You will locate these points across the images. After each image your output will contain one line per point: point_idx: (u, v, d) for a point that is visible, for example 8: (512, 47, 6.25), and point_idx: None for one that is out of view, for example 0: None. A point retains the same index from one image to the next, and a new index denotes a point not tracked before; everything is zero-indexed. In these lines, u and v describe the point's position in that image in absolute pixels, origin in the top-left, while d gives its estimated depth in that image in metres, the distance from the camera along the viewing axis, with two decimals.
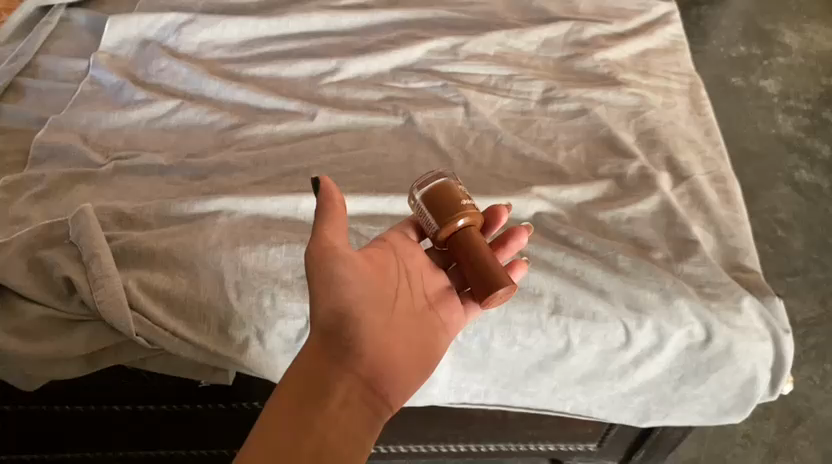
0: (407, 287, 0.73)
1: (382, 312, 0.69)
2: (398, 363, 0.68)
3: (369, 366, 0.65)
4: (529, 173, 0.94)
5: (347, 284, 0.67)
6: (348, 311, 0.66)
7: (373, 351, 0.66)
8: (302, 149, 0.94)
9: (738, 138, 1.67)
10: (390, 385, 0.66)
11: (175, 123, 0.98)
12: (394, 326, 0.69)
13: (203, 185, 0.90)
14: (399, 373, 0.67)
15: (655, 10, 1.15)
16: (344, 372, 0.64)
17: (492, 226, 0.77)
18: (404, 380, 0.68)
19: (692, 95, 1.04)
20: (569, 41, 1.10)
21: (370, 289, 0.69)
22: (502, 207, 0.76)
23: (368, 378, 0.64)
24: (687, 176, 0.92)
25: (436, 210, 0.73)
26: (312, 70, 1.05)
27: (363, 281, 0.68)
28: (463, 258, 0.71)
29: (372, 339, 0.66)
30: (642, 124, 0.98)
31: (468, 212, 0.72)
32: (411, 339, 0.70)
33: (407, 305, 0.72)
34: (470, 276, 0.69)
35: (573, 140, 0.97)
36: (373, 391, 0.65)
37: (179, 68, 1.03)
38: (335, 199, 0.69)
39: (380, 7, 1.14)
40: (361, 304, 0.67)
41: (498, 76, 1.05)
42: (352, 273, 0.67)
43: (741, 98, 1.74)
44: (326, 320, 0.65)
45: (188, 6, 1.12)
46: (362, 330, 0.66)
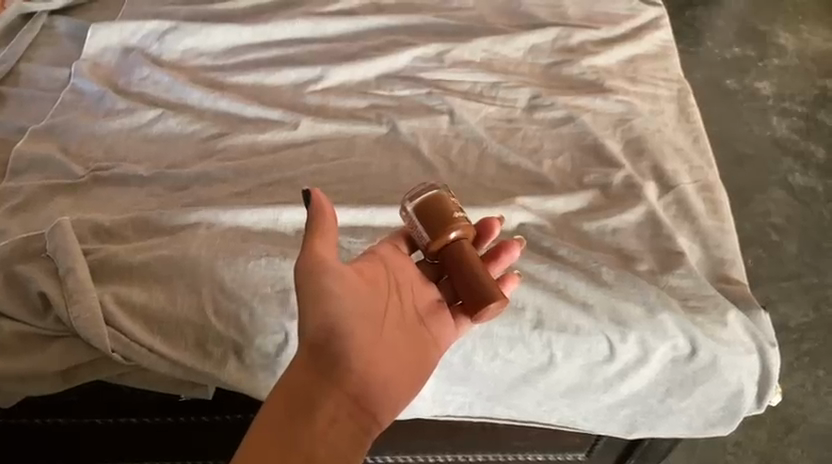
0: (401, 298, 0.68)
1: (376, 327, 0.64)
2: (392, 380, 0.62)
3: (358, 383, 0.59)
4: (514, 182, 0.93)
5: (336, 295, 0.62)
6: (339, 325, 0.61)
7: (364, 366, 0.60)
8: (285, 159, 0.93)
9: (732, 141, 1.65)
10: (383, 402, 0.61)
11: (156, 132, 0.97)
12: (387, 339, 0.63)
13: (183, 196, 0.89)
14: (394, 392, 0.62)
15: (644, 15, 1.14)
16: (332, 390, 0.58)
17: (484, 240, 0.74)
18: (399, 396, 0.62)
19: (680, 102, 1.03)
20: (557, 47, 1.09)
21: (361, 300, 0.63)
22: (494, 219, 0.74)
23: (360, 397, 0.59)
24: (674, 185, 0.91)
25: (429, 221, 0.69)
26: (296, 78, 1.04)
27: (357, 294, 0.63)
28: (454, 272, 0.67)
29: (361, 353, 0.61)
30: (629, 132, 0.97)
31: (460, 224, 0.69)
32: (405, 353, 0.64)
33: (401, 316, 0.67)
34: (461, 290, 0.66)
35: (559, 148, 0.96)
36: (365, 411, 0.59)
37: (162, 77, 1.02)
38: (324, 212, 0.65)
39: (366, 12, 1.13)
40: (350, 316, 0.61)
41: (484, 84, 1.04)
42: (340, 283, 0.62)
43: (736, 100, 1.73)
44: (315, 335, 0.60)
45: (171, 12, 1.10)
46: (355, 344, 0.60)
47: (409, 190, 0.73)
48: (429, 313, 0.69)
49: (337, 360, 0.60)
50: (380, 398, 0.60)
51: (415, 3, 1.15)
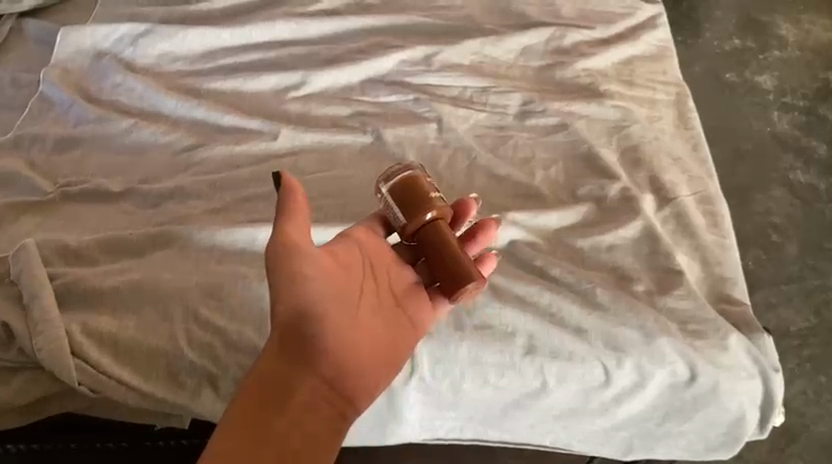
0: (378, 281, 0.68)
1: (351, 309, 0.65)
2: (366, 362, 0.63)
3: (335, 364, 0.61)
4: (505, 195, 0.88)
5: (312, 277, 0.63)
6: (313, 309, 0.62)
7: (338, 349, 0.61)
8: (263, 172, 0.88)
9: (732, 137, 1.61)
10: (358, 384, 0.62)
11: (127, 142, 0.91)
12: (363, 321, 0.65)
13: (155, 213, 0.84)
14: (369, 374, 0.63)
15: (641, 13, 1.09)
16: (309, 371, 0.59)
17: (461, 221, 0.74)
18: (374, 378, 0.63)
19: (678, 108, 0.98)
20: (550, 48, 1.04)
21: (335, 284, 0.64)
22: (471, 200, 0.74)
23: (334, 378, 0.60)
24: (672, 198, 0.87)
25: (404, 203, 0.69)
26: (276, 83, 0.99)
27: (330, 278, 0.64)
28: (432, 253, 0.67)
29: (336, 337, 0.62)
30: (625, 141, 0.93)
31: (436, 206, 0.68)
32: (380, 334, 0.65)
33: (377, 298, 0.67)
34: (438, 270, 0.66)
35: (551, 158, 0.92)
36: (340, 392, 0.60)
37: (135, 84, 0.97)
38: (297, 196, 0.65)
39: (350, 12, 1.07)
40: (324, 300, 0.62)
41: (474, 88, 0.99)
42: (314, 266, 0.63)
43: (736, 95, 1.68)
44: (289, 319, 0.61)
45: (146, 14, 1.05)
46: (329, 328, 0.61)
47: (384, 171, 0.73)
48: (405, 294, 0.69)
49: (313, 342, 0.61)
50: (355, 380, 0.62)
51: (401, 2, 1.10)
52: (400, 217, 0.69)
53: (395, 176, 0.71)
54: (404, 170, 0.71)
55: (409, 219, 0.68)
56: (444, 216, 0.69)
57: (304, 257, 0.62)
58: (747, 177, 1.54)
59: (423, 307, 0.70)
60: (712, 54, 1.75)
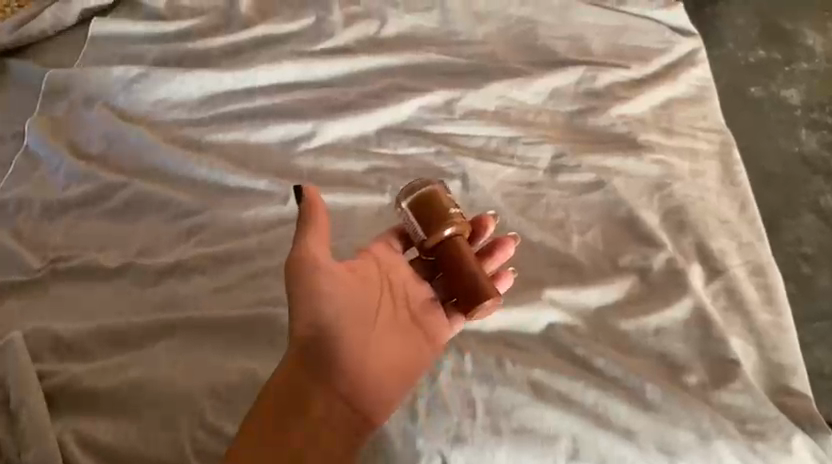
0: (391, 296, 0.69)
1: (365, 328, 0.66)
2: (380, 377, 0.65)
3: (348, 380, 0.63)
4: (539, 265, 0.80)
5: (329, 295, 0.64)
6: (329, 327, 0.64)
7: (354, 367, 0.64)
8: (272, 241, 0.80)
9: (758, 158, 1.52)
10: (372, 398, 0.64)
11: (121, 204, 0.83)
12: (376, 338, 0.66)
13: (155, 292, 0.76)
14: (383, 390, 0.65)
15: (678, 49, 1.00)
16: (323, 385, 0.62)
17: (479, 235, 0.75)
18: (387, 394, 0.65)
19: (723, 158, 0.90)
20: (581, 90, 0.95)
21: (352, 303, 0.66)
22: (489, 217, 0.75)
23: (349, 394, 0.63)
24: (722, 269, 0.79)
25: (424, 218, 0.69)
26: (284, 134, 0.91)
27: (346, 296, 0.66)
28: (449, 269, 0.68)
29: (351, 356, 0.64)
30: (668, 200, 0.85)
31: (455, 222, 0.69)
32: (393, 353, 0.67)
33: (392, 318, 0.68)
34: (455, 284, 0.67)
35: (587, 221, 0.84)
36: (354, 409, 0.63)
37: (129, 137, 0.88)
38: (316, 213, 0.67)
39: (362, 50, 0.99)
40: (339, 318, 0.64)
41: (500, 138, 0.91)
42: (331, 284, 0.65)
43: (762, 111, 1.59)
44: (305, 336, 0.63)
45: (141, 57, 0.97)
46: (345, 346, 0.64)
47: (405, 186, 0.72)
48: (422, 312, 0.70)
49: (329, 359, 0.63)
50: (371, 397, 0.64)
51: (417, 36, 1.01)
52: (420, 231, 0.69)
53: (416, 190, 0.71)
54: (424, 185, 0.71)
55: (428, 234, 0.69)
56: (463, 231, 0.70)
57: (321, 273, 0.64)
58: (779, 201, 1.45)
59: (438, 324, 0.70)
60: (735, 68, 1.67)
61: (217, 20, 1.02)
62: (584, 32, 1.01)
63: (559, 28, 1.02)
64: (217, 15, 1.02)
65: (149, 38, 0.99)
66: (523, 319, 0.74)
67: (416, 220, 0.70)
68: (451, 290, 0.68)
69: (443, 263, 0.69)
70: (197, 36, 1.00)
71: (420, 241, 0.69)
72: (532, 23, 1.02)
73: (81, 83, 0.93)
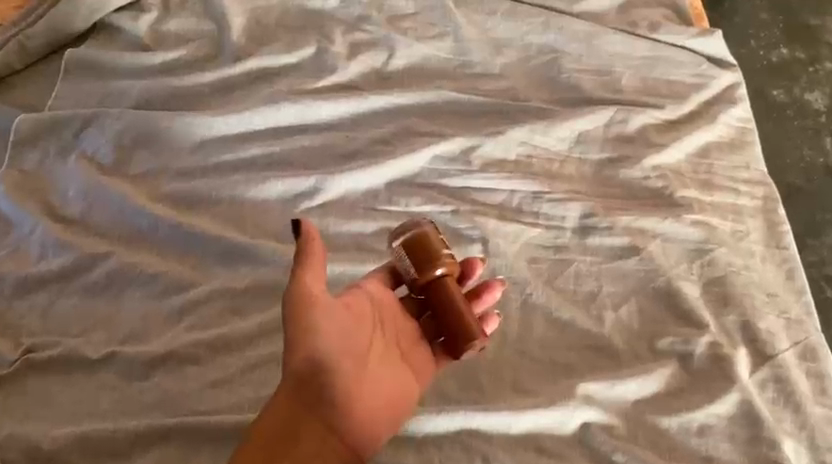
0: (386, 332, 0.66)
1: (360, 364, 0.63)
2: (371, 415, 0.62)
3: (343, 415, 0.61)
4: (570, 349, 0.73)
5: (328, 330, 0.61)
6: (327, 361, 0.61)
7: (348, 406, 0.61)
8: (274, 322, 0.72)
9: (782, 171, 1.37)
10: (362, 436, 0.61)
11: (102, 278, 0.74)
12: (370, 376, 0.63)
13: (145, 388, 0.68)
14: (374, 428, 0.62)
15: (717, 83, 0.91)
16: (317, 419, 0.60)
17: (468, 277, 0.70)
18: (376, 432, 0.62)
19: (767, 217, 0.82)
20: (610, 134, 0.86)
21: (346, 336, 0.62)
22: (477, 258, 0.71)
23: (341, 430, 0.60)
24: (771, 354, 0.72)
25: (416, 256, 0.65)
26: (284, 190, 0.81)
27: (342, 331, 0.62)
28: (438, 310, 0.65)
29: (346, 394, 0.61)
30: (709, 270, 0.77)
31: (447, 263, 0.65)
32: (386, 389, 0.63)
33: (381, 352, 0.65)
34: (444, 325, 0.65)
35: (621, 293, 0.76)
36: (343, 443, 0.60)
37: (110, 197, 0.79)
38: (314, 245, 0.62)
39: (368, 86, 0.89)
40: (337, 352, 0.61)
41: (523, 193, 0.82)
42: (328, 321, 0.61)
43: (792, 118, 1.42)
44: (301, 369, 0.60)
45: (122, 93, 0.87)
46: (341, 381, 0.61)
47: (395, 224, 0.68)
48: (408, 348, 0.67)
49: (324, 395, 0.60)
50: (363, 436, 0.61)
51: (428, 68, 0.91)
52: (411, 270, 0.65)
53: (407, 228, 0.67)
54: (412, 225, 0.67)
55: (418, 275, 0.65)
56: (454, 272, 0.66)
57: (317, 309, 0.60)
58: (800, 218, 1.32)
59: (426, 361, 0.67)
60: (758, 68, 1.49)
61: (205, 50, 0.91)
62: (612, 63, 0.92)
63: (585, 59, 0.92)
64: (205, 44, 0.92)
65: (129, 71, 0.89)
66: (555, 418, 0.67)
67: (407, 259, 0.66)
68: (441, 329, 0.66)
69: (432, 304, 0.65)
70: (184, 68, 0.90)
71: (411, 280, 0.65)
72: (556, 52, 0.93)
73: (56, 132, 0.83)
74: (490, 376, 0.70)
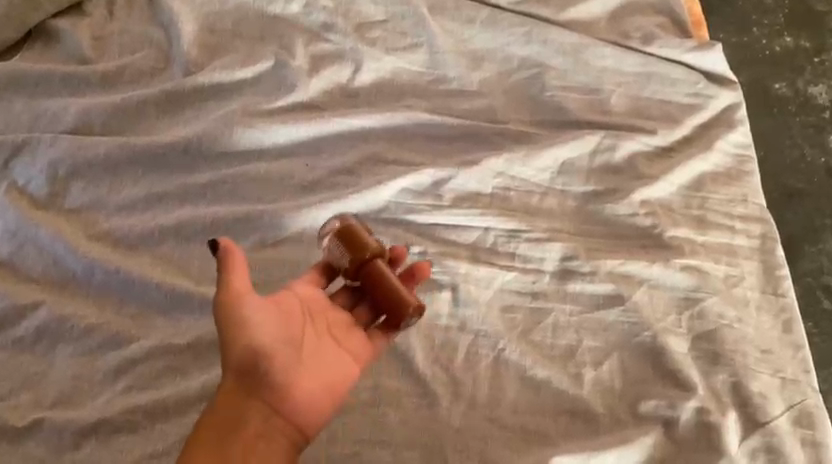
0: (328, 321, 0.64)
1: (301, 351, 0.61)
2: (317, 399, 0.60)
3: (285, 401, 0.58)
4: (545, 413, 0.66)
5: (261, 322, 0.59)
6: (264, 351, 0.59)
7: (288, 392, 0.59)
8: (218, 383, 0.65)
9: (781, 172, 1.18)
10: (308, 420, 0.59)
11: (31, 332, 0.67)
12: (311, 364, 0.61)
13: (74, 461, 0.61)
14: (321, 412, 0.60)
15: (714, 104, 0.85)
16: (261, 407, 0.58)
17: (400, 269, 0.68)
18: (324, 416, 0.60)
19: (764, 259, 0.76)
20: (596, 164, 0.79)
21: (278, 327, 0.60)
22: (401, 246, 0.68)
23: (286, 415, 0.58)
24: (764, 421, 0.66)
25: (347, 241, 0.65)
26: (236, 226, 0.74)
27: (276, 321, 0.60)
28: (374, 292, 0.64)
29: (286, 381, 0.59)
30: (699, 322, 0.71)
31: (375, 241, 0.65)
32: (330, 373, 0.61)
33: (316, 340, 0.63)
34: (380, 302, 0.64)
35: (603, 348, 0.70)
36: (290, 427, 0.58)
37: (41, 236, 0.71)
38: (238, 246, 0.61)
39: (332, 105, 0.83)
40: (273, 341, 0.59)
41: (498, 232, 0.75)
42: (260, 312, 0.60)
43: (789, 115, 1.23)
44: (239, 363, 0.58)
45: (57, 114, 0.79)
46: (281, 368, 0.59)
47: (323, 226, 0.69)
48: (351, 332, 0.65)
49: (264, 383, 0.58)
50: (308, 418, 0.59)
51: (398, 84, 0.84)
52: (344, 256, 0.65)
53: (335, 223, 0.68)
54: (338, 221, 0.68)
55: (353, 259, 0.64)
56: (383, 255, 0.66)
57: (247, 303, 0.59)
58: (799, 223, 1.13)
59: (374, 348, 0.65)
60: (755, 58, 1.29)
61: (153, 62, 0.83)
62: (600, 81, 0.85)
63: (570, 75, 0.85)
64: (154, 54, 0.84)
65: (67, 87, 0.81)
66: None
67: (338, 246, 0.66)
68: (379, 309, 0.64)
69: (366, 286, 0.65)
70: (129, 84, 0.82)
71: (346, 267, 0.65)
72: (539, 66, 0.86)
73: None
74: (455, 447, 0.64)
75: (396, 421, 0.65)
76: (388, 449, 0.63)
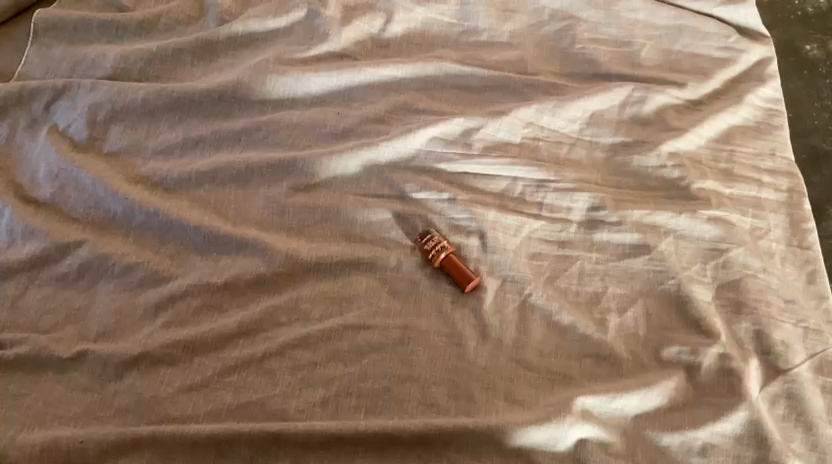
0: None
1: None
2: None
3: None
4: (570, 357, 0.68)
5: None
6: None
7: None
8: (254, 320, 0.68)
9: (806, 133, 0.91)
10: None
11: (74, 268, 0.70)
12: None
13: (116, 390, 0.64)
14: None
15: (746, 58, 0.86)
16: None
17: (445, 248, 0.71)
18: None
19: (791, 212, 0.76)
20: (625, 115, 0.81)
21: None
22: (434, 237, 0.71)
23: None
24: (785, 368, 0.66)
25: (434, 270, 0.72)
26: (271, 171, 0.76)
27: None
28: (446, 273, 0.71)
29: None
30: (724, 272, 0.72)
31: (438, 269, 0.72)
32: None
33: None
34: (450, 278, 0.71)
35: (628, 296, 0.71)
36: None
37: (82, 177, 0.74)
38: None
39: (363, 55, 0.84)
40: None
41: (526, 181, 0.77)
42: None
43: (818, 78, 0.96)
44: None
45: (96, 60, 0.81)
46: None
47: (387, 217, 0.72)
48: None
49: None
50: None
51: (429, 35, 0.86)
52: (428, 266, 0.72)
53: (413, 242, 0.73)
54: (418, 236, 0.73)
55: (439, 279, 0.72)
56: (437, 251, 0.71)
57: None
58: (826, 190, 0.86)
59: None
60: (785, 20, 1.02)
61: (187, 11, 0.85)
62: (631, 33, 0.86)
63: (601, 27, 0.87)
64: (188, 3, 0.86)
65: (105, 34, 0.83)
66: (550, 435, 0.62)
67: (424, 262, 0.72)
68: (453, 279, 0.71)
69: (440, 269, 0.72)
70: (165, 33, 0.84)
71: (430, 269, 0.72)
72: (571, 19, 0.87)
73: (27, 105, 0.79)
74: (481, 385, 0.65)
75: (424, 358, 0.67)
76: (417, 385, 0.65)
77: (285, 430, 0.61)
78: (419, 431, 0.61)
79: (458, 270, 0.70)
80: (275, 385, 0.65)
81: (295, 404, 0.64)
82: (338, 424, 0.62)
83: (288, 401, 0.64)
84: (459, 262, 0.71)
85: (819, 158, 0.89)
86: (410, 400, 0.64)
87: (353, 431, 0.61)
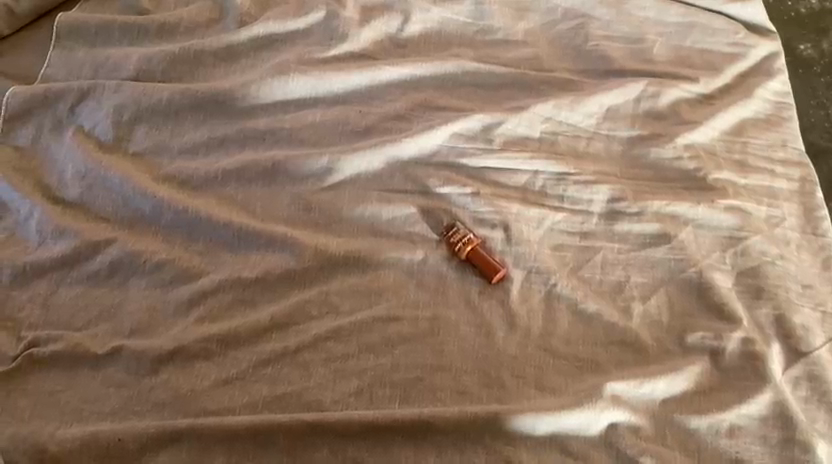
0: None
1: None
2: None
3: None
4: (597, 345, 0.69)
5: None
6: None
7: None
8: (285, 314, 0.68)
9: (804, 130, 0.93)
10: None
11: (103, 265, 0.71)
12: None
13: (152, 385, 0.64)
14: None
15: (753, 54, 0.88)
16: None
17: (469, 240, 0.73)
18: None
19: (804, 200, 0.78)
20: (640, 110, 0.83)
21: None
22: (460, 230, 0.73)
23: None
24: (805, 351, 0.68)
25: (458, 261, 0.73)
26: (296, 168, 0.77)
27: None
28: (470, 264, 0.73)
29: None
30: (743, 259, 0.73)
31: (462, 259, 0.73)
32: None
33: None
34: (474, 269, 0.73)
35: (650, 284, 0.73)
36: None
37: (110, 177, 0.75)
38: None
39: (382, 54, 0.86)
40: None
41: (547, 175, 0.78)
42: None
43: (813, 76, 0.98)
44: None
45: (119, 63, 0.82)
46: None
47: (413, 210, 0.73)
48: None
49: None
50: None
51: (445, 35, 0.88)
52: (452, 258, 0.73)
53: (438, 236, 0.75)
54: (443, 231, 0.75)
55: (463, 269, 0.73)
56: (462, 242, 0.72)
57: None
58: (826, 185, 0.88)
59: None
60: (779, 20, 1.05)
61: (207, 13, 0.87)
62: (642, 31, 0.89)
63: (612, 25, 0.89)
64: (208, 6, 0.87)
65: (126, 36, 0.84)
66: (580, 421, 0.63)
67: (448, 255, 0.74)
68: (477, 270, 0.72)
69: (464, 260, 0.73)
70: (186, 35, 0.85)
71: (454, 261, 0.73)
72: (583, 17, 0.89)
73: (51, 107, 0.80)
74: (512, 374, 0.67)
75: (454, 348, 0.68)
76: (449, 374, 0.66)
77: (323, 420, 0.62)
78: (454, 419, 0.62)
79: (483, 262, 0.72)
80: (309, 377, 0.65)
81: (330, 395, 0.65)
82: (374, 413, 0.62)
83: (323, 392, 0.65)
84: (483, 254, 0.72)
85: (816, 155, 0.91)
86: (443, 390, 0.65)
87: (389, 420, 0.62)
